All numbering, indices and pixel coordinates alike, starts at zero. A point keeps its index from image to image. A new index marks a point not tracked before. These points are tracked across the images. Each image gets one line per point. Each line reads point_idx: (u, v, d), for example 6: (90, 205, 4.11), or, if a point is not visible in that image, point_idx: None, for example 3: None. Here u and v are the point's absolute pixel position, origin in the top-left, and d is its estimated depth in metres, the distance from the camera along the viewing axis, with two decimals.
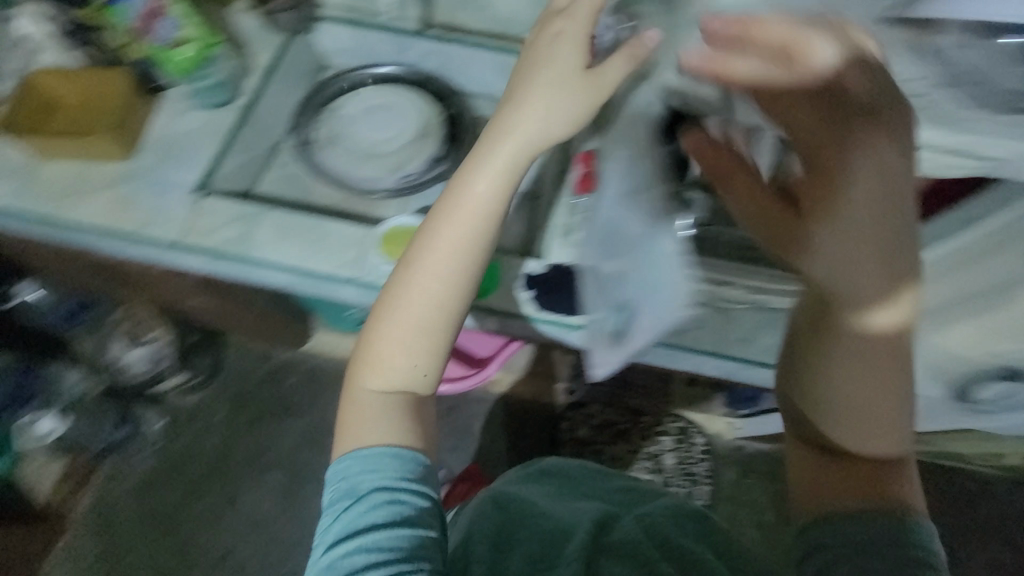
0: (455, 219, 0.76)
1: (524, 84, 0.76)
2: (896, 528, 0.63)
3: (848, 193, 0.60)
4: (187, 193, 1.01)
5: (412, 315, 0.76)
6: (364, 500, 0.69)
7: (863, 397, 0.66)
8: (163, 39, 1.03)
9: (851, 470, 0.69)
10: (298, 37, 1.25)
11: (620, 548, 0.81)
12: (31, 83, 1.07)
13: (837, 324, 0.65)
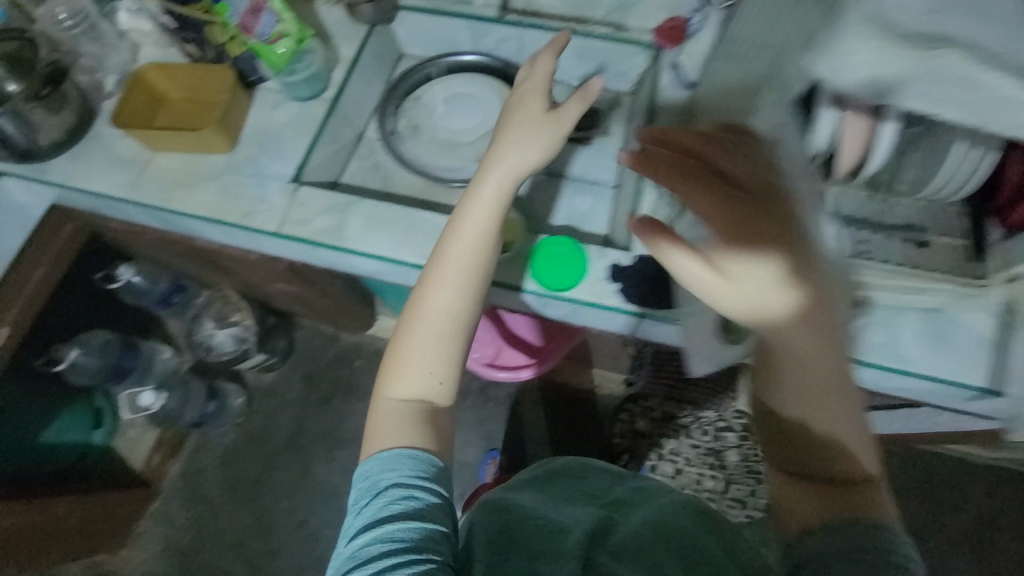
0: (460, 240, 0.84)
1: (510, 132, 0.87)
2: (868, 541, 0.61)
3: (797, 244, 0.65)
4: (286, 183, 1.05)
5: (430, 328, 0.82)
6: (389, 488, 0.74)
7: (804, 400, 0.69)
8: (263, 35, 1.04)
9: (825, 487, 0.68)
10: (378, 28, 1.26)
11: (619, 549, 0.75)
12: (138, 77, 1.10)
13: (782, 356, 0.69)
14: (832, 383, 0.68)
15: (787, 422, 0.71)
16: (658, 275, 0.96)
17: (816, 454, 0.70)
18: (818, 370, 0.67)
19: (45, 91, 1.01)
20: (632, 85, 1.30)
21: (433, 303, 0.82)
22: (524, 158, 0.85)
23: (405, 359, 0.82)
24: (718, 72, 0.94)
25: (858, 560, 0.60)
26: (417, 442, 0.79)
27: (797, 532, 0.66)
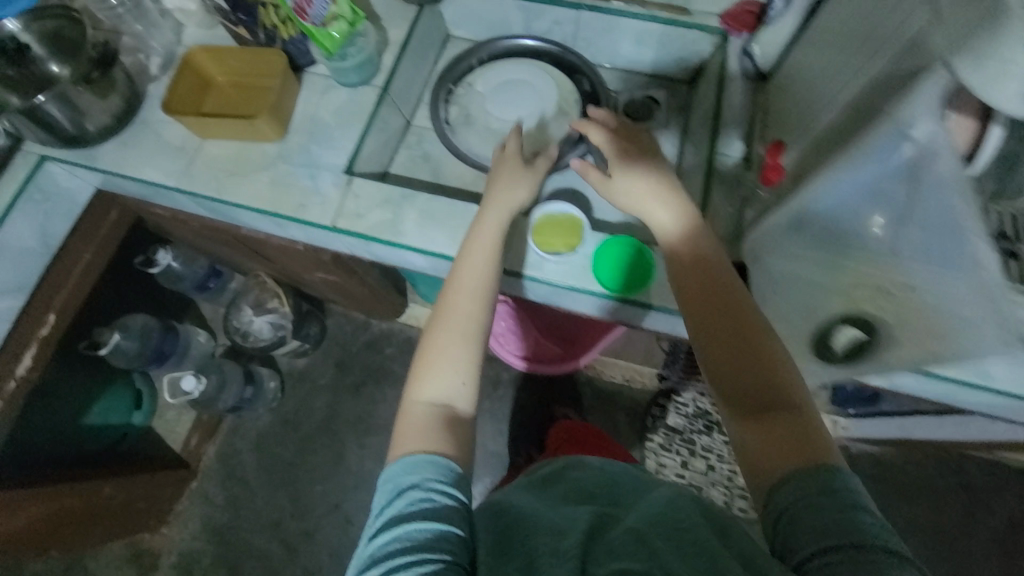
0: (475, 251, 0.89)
1: (502, 173, 0.96)
2: (818, 487, 0.61)
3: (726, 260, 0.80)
4: (338, 175, 1.01)
5: (451, 326, 0.84)
6: (417, 489, 0.71)
7: (731, 352, 0.74)
8: (317, 16, 0.98)
9: (771, 425, 0.68)
10: (427, 9, 1.20)
11: (617, 543, 0.63)
12: (186, 60, 1.05)
13: (734, 322, 0.75)
14: (765, 341, 0.74)
15: (730, 373, 0.73)
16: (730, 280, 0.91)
17: (759, 403, 0.71)
18: (736, 325, 0.75)
19: (95, 74, 0.95)
20: (691, 73, 1.24)
21: (452, 313, 0.85)
22: (518, 192, 0.94)
23: (427, 367, 0.83)
24: (803, 65, 0.88)
25: (814, 509, 0.59)
26: (445, 447, 0.77)
27: (767, 488, 0.65)
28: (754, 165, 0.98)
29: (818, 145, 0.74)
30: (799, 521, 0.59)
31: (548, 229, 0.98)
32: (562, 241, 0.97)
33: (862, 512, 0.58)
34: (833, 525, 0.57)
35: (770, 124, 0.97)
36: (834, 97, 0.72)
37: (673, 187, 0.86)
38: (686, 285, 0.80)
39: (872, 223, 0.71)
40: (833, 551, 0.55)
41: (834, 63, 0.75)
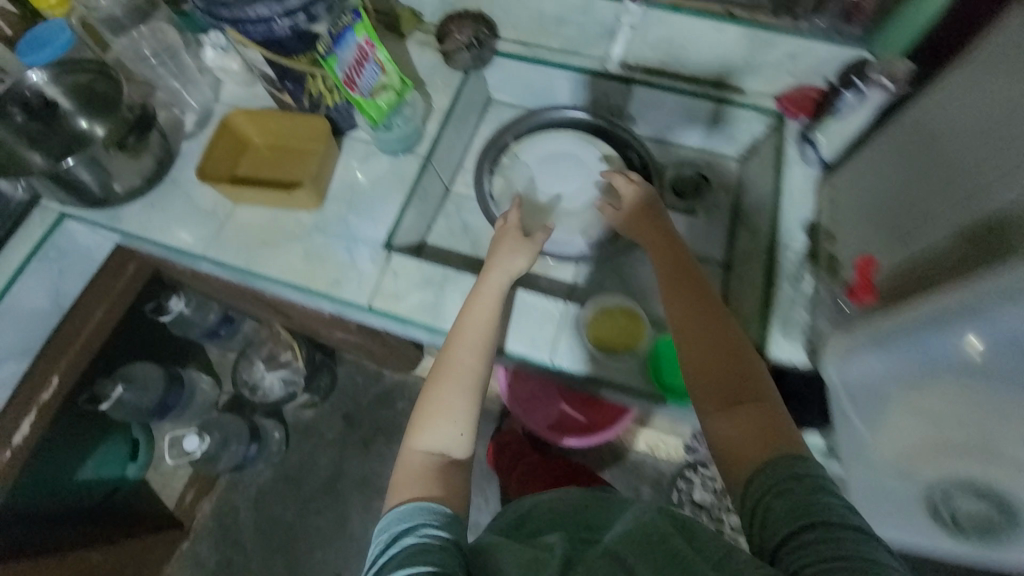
0: (474, 313, 0.84)
1: (502, 244, 0.92)
2: (789, 475, 0.65)
3: (707, 288, 0.84)
4: (377, 251, 0.96)
5: (454, 381, 0.80)
6: (415, 532, 0.65)
7: (710, 365, 0.77)
8: (365, 88, 0.94)
9: (742, 419, 0.73)
10: (472, 76, 1.16)
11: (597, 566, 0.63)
12: (226, 122, 1.01)
13: (704, 325, 0.80)
14: (739, 352, 0.78)
15: (705, 377, 0.77)
16: (800, 392, 0.84)
17: (730, 399, 0.75)
18: (711, 338, 0.79)
19: (129, 138, 0.92)
20: (742, 151, 1.19)
21: (456, 366, 0.81)
22: (517, 260, 0.89)
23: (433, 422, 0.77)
24: (880, 169, 0.82)
25: (782, 495, 0.64)
26: (450, 497, 0.72)
27: (746, 480, 0.69)
28: (821, 263, 0.91)
29: (913, 267, 0.69)
30: (774, 505, 0.63)
31: (599, 320, 0.92)
32: (619, 342, 0.91)
33: (830, 495, 0.63)
34: (803, 509, 0.61)
35: (839, 221, 0.91)
36: (934, 222, 0.67)
37: (667, 236, 0.91)
38: (672, 306, 0.84)
39: (970, 348, 0.60)
40: (805, 531, 0.60)
41: (927, 179, 0.70)
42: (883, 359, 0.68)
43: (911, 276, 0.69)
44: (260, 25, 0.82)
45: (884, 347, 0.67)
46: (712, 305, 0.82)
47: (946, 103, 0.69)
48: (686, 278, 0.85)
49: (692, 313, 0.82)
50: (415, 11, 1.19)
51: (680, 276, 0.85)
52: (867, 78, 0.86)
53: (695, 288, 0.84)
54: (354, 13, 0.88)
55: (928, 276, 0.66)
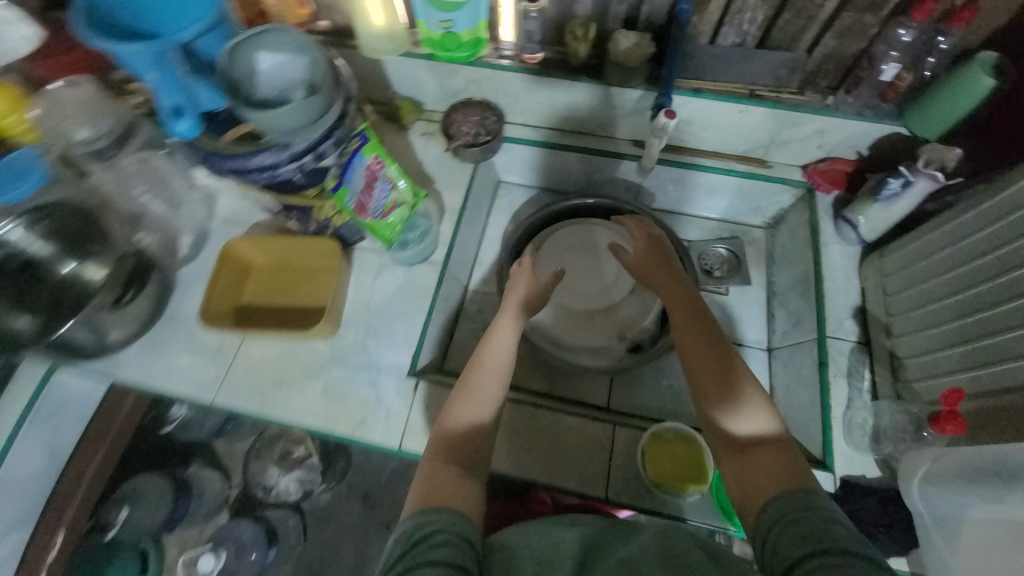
0: (497, 335, 0.79)
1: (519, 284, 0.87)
2: (796, 501, 0.51)
3: (696, 298, 0.76)
4: (403, 380, 0.89)
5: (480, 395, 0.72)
6: (424, 543, 0.53)
7: (717, 389, 0.65)
8: (376, 209, 0.86)
9: (753, 460, 0.58)
10: (481, 168, 1.10)
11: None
12: (226, 251, 0.93)
13: (691, 334, 0.71)
14: (750, 384, 0.65)
15: (710, 403, 0.65)
16: (876, 514, 0.76)
17: (734, 434, 0.62)
18: (716, 362, 0.67)
19: (127, 295, 0.88)
20: (768, 219, 1.13)
21: (474, 391, 0.72)
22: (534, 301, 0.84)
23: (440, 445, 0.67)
24: (938, 262, 0.77)
25: (791, 528, 0.49)
26: (455, 503, 0.59)
27: (755, 513, 0.55)
28: (878, 359, 0.86)
29: (998, 389, 0.65)
30: (781, 534, 0.50)
31: (658, 453, 0.82)
32: (686, 480, 0.79)
33: (838, 524, 0.48)
34: (812, 535, 0.47)
35: (894, 312, 0.85)
36: (1021, 346, 0.62)
37: (673, 273, 0.82)
38: (676, 330, 0.73)
39: None
40: (815, 557, 0.45)
41: (1009, 290, 0.65)
42: (997, 512, 0.59)
43: (1000, 396, 0.64)
44: (262, 174, 0.74)
45: (992, 497, 0.60)
46: (697, 308, 0.74)
47: (1008, 212, 0.67)
48: (680, 291, 0.78)
49: (683, 321, 0.73)
50: (414, 101, 1.13)
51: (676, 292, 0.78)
52: (914, 168, 0.82)
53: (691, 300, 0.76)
54: (361, 135, 0.79)
55: (1021, 409, 0.61)
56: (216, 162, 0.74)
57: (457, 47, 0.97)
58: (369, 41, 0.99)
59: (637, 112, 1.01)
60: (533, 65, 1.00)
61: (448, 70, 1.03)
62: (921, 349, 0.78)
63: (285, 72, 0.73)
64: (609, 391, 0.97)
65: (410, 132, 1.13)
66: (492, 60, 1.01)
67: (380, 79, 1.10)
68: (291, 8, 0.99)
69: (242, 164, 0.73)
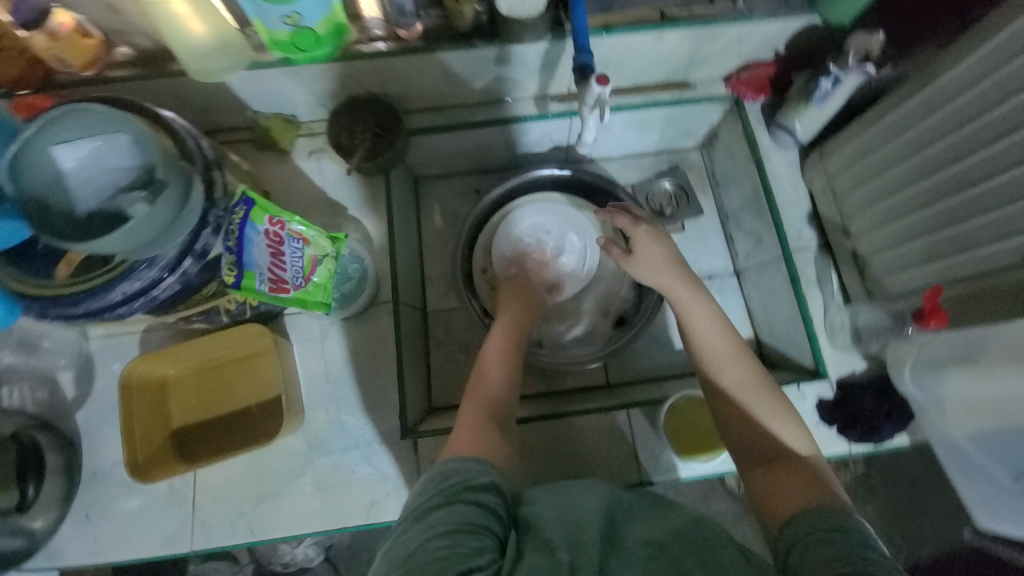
0: (501, 331, 0.77)
1: (508, 291, 0.87)
2: (826, 520, 0.50)
3: (707, 296, 0.72)
4: (397, 444, 0.81)
5: (493, 384, 0.70)
6: (458, 483, 0.53)
7: (745, 412, 0.63)
8: (296, 279, 0.67)
9: (780, 476, 0.57)
10: (394, 174, 0.95)
11: (638, 561, 0.47)
12: (127, 383, 0.74)
13: (707, 339, 0.68)
14: (783, 405, 0.63)
15: (739, 425, 0.63)
16: (876, 406, 0.81)
17: (763, 451, 0.61)
18: (736, 363, 0.66)
19: (29, 491, 0.73)
20: (702, 139, 1.08)
21: (487, 381, 0.70)
22: (526, 311, 0.83)
23: (472, 406, 0.66)
24: (884, 156, 0.78)
25: (825, 541, 0.48)
26: (488, 457, 0.58)
27: (781, 523, 0.53)
28: (843, 260, 0.88)
29: (974, 271, 0.68)
30: (810, 548, 0.48)
31: (681, 427, 0.82)
32: (711, 442, 0.81)
33: (872, 550, 0.46)
34: (846, 557, 0.46)
35: (847, 212, 0.87)
36: (990, 228, 0.65)
37: (691, 286, 0.73)
38: (699, 344, 0.69)
39: None
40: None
41: (963, 177, 0.67)
42: (985, 389, 0.64)
43: (973, 282, 0.69)
44: (133, 302, 0.56)
45: (985, 375, 0.63)
46: (709, 309, 0.71)
47: (954, 96, 0.66)
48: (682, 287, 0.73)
49: (699, 321, 0.70)
50: (284, 116, 0.91)
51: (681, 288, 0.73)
52: (844, 65, 0.80)
53: (702, 294, 0.72)
54: (242, 202, 0.61)
55: (999, 291, 0.65)
56: (58, 309, 0.53)
57: (315, 44, 0.77)
58: (197, 64, 0.76)
59: (547, 67, 0.89)
60: (414, 42, 0.82)
61: (314, 72, 0.83)
62: (883, 245, 0.82)
63: (104, 161, 0.54)
64: (606, 369, 0.96)
65: (295, 156, 0.94)
66: (364, 47, 0.82)
67: (231, 102, 0.87)
68: (75, 44, 0.73)
69: (103, 299, 0.54)
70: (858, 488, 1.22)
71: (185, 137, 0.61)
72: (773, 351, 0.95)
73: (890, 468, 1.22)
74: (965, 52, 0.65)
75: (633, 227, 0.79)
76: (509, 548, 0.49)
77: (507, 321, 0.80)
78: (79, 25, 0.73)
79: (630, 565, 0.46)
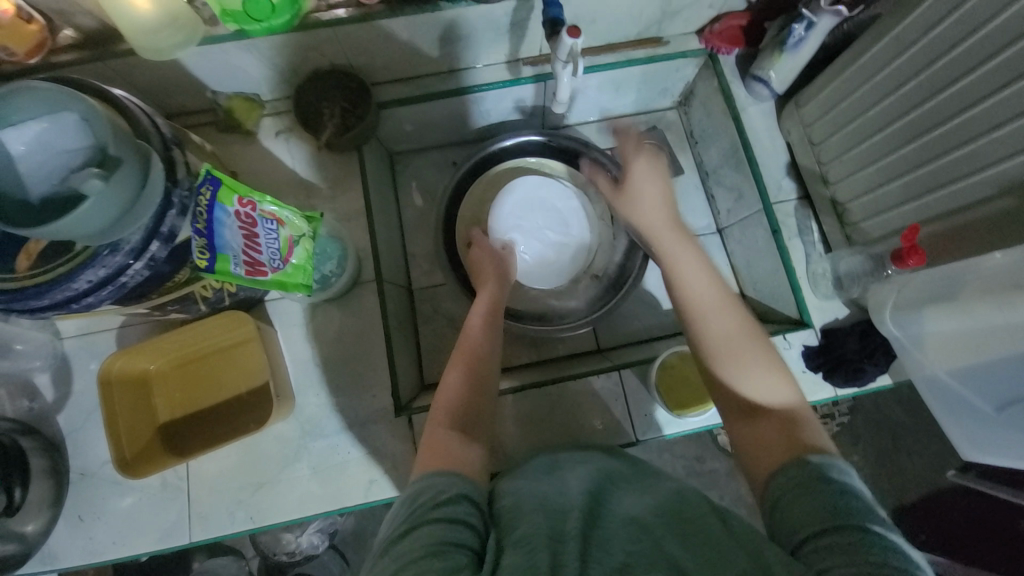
0: (476, 312, 0.74)
1: (483, 262, 0.84)
2: (809, 474, 0.50)
3: (689, 242, 0.70)
4: (391, 422, 0.80)
5: (466, 377, 0.66)
6: (429, 505, 0.49)
7: (726, 355, 0.62)
8: (274, 260, 0.66)
9: (762, 425, 0.57)
10: (367, 151, 0.91)
11: (618, 538, 0.46)
12: (106, 379, 0.72)
13: (686, 287, 0.67)
14: (770, 358, 0.62)
15: (722, 372, 0.62)
16: (860, 348, 0.82)
17: (747, 400, 0.60)
18: (718, 309, 0.65)
19: (16, 494, 0.70)
20: (678, 97, 1.07)
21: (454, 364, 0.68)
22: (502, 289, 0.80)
23: (440, 411, 0.63)
24: (858, 101, 0.78)
25: (810, 494, 0.48)
26: (459, 468, 0.54)
27: (765, 480, 0.53)
28: (822, 210, 0.89)
29: (949, 210, 0.69)
30: (791, 507, 0.49)
31: (675, 387, 0.83)
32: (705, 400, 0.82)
33: (852, 498, 0.47)
34: (824, 511, 0.46)
35: (825, 159, 0.87)
36: (962, 163, 0.66)
37: (680, 236, 0.71)
38: (683, 290, 0.67)
39: None
40: (827, 535, 0.44)
41: (935, 113, 0.67)
42: (963, 323, 0.66)
43: (949, 219, 0.69)
44: (103, 289, 0.53)
45: (964, 313, 0.66)
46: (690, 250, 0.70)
47: (925, 32, 0.66)
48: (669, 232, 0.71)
49: (682, 264, 0.68)
50: (246, 95, 0.88)
51: (665, 230, 0.72)
52: (816, 7, 0.78)
53: (684, 233, 0.71)
54: (207, 181, 0.58)
55: (974, 225, 0.66)
56: (23, 301, 0.50)
57: (270, 13, 0.73)
58: (145, 41, 0.71)
59: (516, 28, 0.85)
60: (375, 7, 0.77)
61: (272, 45, 0.79)
62: (861, 190, 0.82)
63: (53, 143, 0.49)
64: (595, 333, 0.97)
65: (262, 137, 0.91)
66: (323, 13, 0.77)
67: (187, 81, 0.83)
68: (18, 30, 0.69)
69: (69, 289, 0.51)
70: (848, 436, 1.26)
71: (137, 116, 0.57)
72: (758, 304, 0.97)
73: (876, 415, 1.26)
74: None
75: (630, 155, 0.75)
76: (486, 560, 0.44)
77: (486, 295, 0.78)
78: (20, 10, 0.69)
79: (611, 544, 0.46)
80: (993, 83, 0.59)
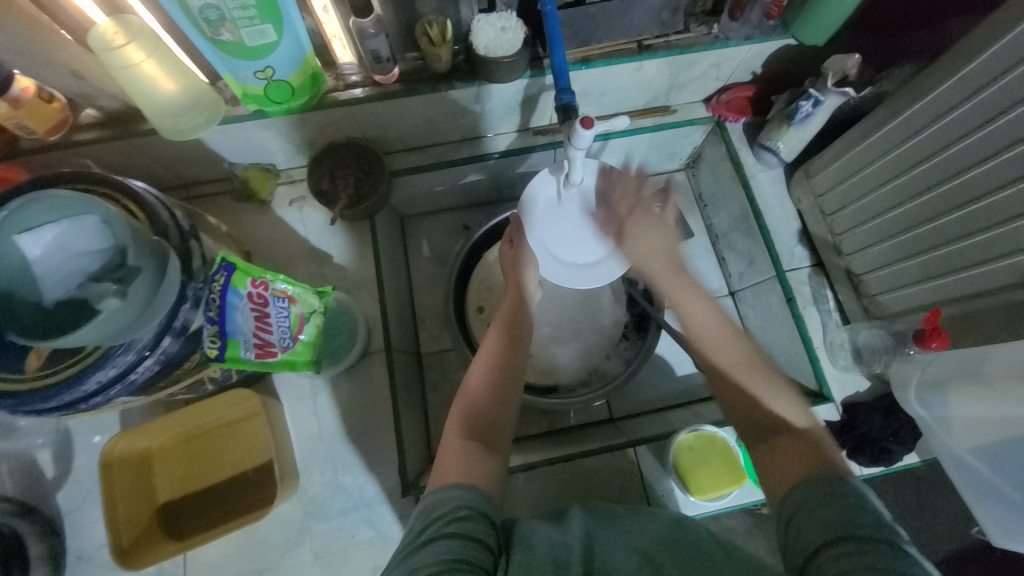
0: (500, 321, 0.74)
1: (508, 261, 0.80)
2: (824, 489, 0.48)
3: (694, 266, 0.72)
4: (397, 502, 0.77)
5: (493, 384, 0.65)
6: (448, 516, 0.47)
7: (740, 378, 0.63)
8: (283, 339, 0.65)
9: (778, 450, 0.55)
10: (379, 217, 0.92)
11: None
12: (108, 462, 0.69)
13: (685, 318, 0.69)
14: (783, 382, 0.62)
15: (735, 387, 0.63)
16: (883, 427, 0.80)
17: (765, 425, 0.58)
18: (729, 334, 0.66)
19: None
20: (686, 160, 1.08)
21: (476, 371, 0.67)
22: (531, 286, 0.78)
23: (453, 430, 0.61)
24: (868, 177, 0.78)
25: (823, 508, 0.46)
26: (472, 480, 0.53)
27: (780, 505, 0.51)
28: (837, 279, 0.89)
29: (972, 293, 0.68)
30: (804, 519, 0.47)
31: (694, 468, 0.79)
32: (723, 482, 0.79)
33: (869, 512, 0.45)
34: (833, 521, 0.45)
35: (837, 230, 0.86)
36: (982, 246, 0.65)
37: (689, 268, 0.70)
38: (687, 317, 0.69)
39: None
40: (837, 545, 0.43)
41: (951, 198, 0.67)
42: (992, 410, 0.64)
43: (972, 301, 0.68)
44: (112, 387, 0.53)
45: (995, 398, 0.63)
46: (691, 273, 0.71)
47: (930, 121, 0.66)
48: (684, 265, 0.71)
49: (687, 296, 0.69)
50: (262, 165, 0.89)
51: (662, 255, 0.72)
52: (822, 86, 0.80)
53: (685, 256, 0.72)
54: (222, 267, 0.58)
55: (997, 311, 0.65)
56: (30, 405, 0.49)
57: (289, 96, 0.74)
58: (165, 122, 0.71)
59: (527, 102, 0.87)
60: (391, 86, 0.79)
61: (289, 123, 0.81)
62: (877, 263, 0.81)
63: (70, 245, 0.50)
64: (608, 403, 0.94)
65: (275, 205, 0.93)
66: (341, 94, 0.78)
67: (205, 156, 0.85)
68: (37, 109, 0.70)
69: (78, 390, 0.51)
70: None
71: (156, 210, 0.58)
72: None
73: None
74: (942, 77, 0.63)
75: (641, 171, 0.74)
76: None
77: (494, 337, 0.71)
78: (42, 90, 0.71)
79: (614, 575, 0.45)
80: (1009, 174, 0.59)
